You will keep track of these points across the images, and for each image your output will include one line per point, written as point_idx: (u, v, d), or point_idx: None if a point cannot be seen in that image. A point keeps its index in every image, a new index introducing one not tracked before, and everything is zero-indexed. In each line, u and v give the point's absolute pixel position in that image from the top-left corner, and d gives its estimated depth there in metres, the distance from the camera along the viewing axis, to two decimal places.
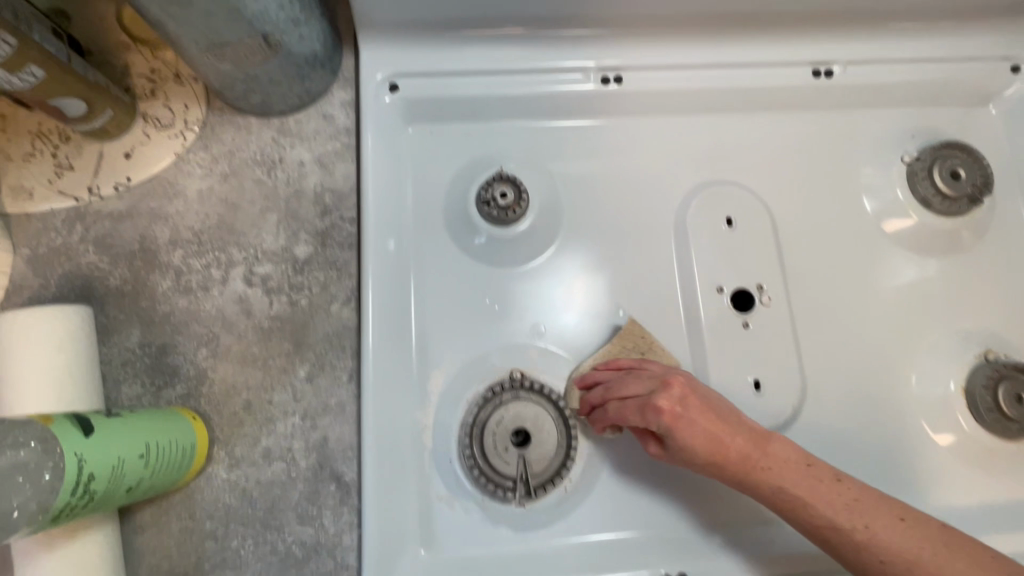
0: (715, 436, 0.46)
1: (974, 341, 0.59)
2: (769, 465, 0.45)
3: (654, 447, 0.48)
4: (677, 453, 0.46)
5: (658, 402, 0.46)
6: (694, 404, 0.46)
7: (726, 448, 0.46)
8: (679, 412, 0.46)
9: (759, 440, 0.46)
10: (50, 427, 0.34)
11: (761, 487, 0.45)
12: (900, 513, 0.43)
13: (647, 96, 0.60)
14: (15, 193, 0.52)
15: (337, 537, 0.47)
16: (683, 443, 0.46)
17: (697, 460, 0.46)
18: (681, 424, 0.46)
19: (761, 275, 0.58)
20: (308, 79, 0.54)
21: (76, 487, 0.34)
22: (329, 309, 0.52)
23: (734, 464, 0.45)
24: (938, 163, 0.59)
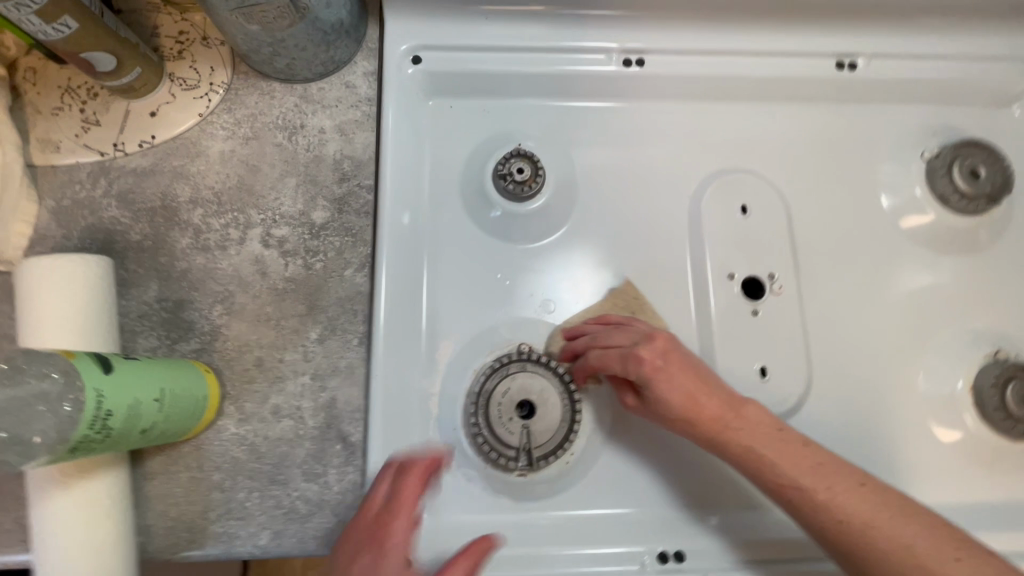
0: (692, 392, 0.47)
1: (984, 340, 0.58)
2: (740, 426, 0.47)
3: (631, 398, 0.50)
4: (652, 405, 0.48)
5: (638, 352, 0.48)
6: (676, 359, 0.48)
7: (698, 403, 0.47)
8: (658, 364, 0.48)
9: (731, 401, 0.48)
10: (73, 361, 0.35)
11: (725, 442, 0.47)
12: (865, 484, 0.46)
13: (667, 80, 0.60)
14: (43, 145, 0.53)
15: (340, 496, 0.48)
16: (657, 394, 0.47)
17: (669, 413, 0.48)
18: (657, 375, 0.47)
19: (773, 264, 0.58)
20: (333, 47, 0.54)
21: (94, 422, 0.35)
22: (342, 274, 0.53)
23: (702, 420, 0.47)
24: (957, 161, 0.59)
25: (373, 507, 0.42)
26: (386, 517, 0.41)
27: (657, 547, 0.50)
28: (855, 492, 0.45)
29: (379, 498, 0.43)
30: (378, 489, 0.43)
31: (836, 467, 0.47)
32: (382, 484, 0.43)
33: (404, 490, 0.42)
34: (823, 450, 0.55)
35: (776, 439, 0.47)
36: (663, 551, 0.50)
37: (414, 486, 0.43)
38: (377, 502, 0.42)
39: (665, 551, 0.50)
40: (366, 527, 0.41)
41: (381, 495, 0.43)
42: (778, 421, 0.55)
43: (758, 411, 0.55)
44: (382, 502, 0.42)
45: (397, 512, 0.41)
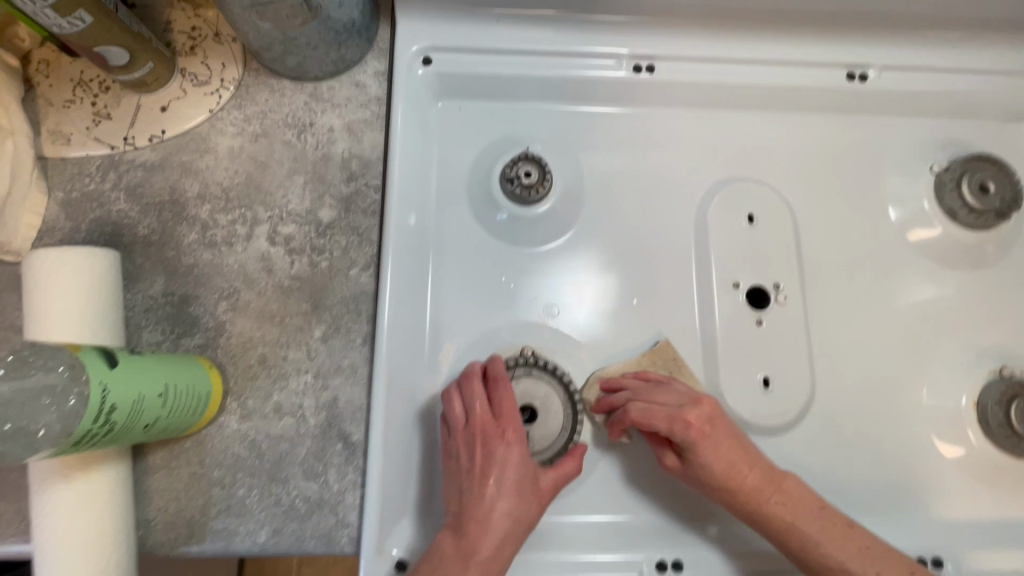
0: (736, 461, 0.48)
1: (989, 357, 0.58)
2: (773, 493, 0.48)
3: (671, 459, 0.49)
4: (695, 470, 0.48)
5: (688, 417, 0.48)
6: (720, 425, 0.48)
7: (741, 472, 0.48)
8: (705, 431, 0.48)
9: (769, 469, 0.48)
10: (79, 355, 0.35)
11: (759, 508, 0.48)
12: (908, 567, 0.46)
13: (677, 87, 0.60)
14: (53, 137, 0.54)
15: (339, 495, 0.48)
16: (703, 460, 0.47)
17: (712, 480, 0.48)
18: (706, 443, 0.47)
19: (779, 274, 0.58)
20: (344, 46, 0.54)
21: (98, 417, 0.35)
22: (348, 273, 0.53)
23: (744, 487, 0.48)
24: (967, 175, 0.58)
25: (477, 413, 0.46)
26: (495, 422, 0.46)
27: (653, 556, 0.50)
28: (853, 549, 0.47)
29: (480, 408, 0.47)
30: (476, 401, 0.47)
31: (882, 549, 0.47)
32: (477, 395, 0.47)
33: (504, 399, 0.47)
34: (824, 462, 0.55)
35: (818, 516, 0.47)
36: (659, 560, 0.50)
37: (510, 393, 0.48)
38: (481, 411, 0.47)
39: (662, 559, 0.50)
40: (477, 434, 0.46)
41: (481, 405, 0.47)
42: (779, 432, 0.55)
43: (760, 421, 0.55)
44: (485, 412, 0.47)
45: (503, 416, 0.46)
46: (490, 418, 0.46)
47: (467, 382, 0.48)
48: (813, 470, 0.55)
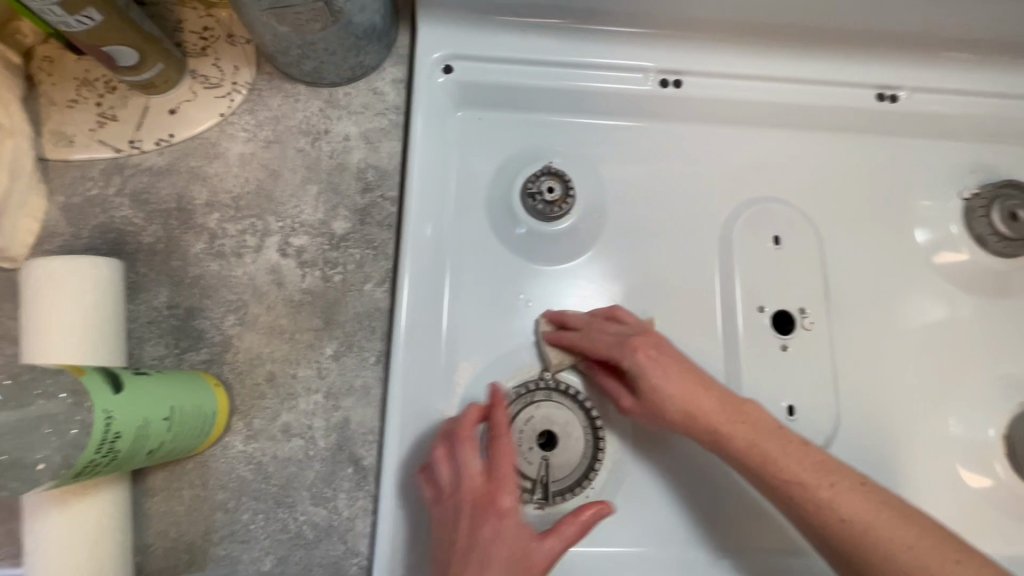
0: (686, 384, 0.45)
1: (1015, 388, 0.57)
2: (747, 424, 0.44)
3: (625, 395, 0.48)
4: (644, 400, 0.46)
5: (634, 341, 0.46)
6: (669, 347, 0.46)
7: (700, 409, 0.45)
8: (654, 354, 0.46)
9: (739, 403, 0.45)
10: (82, 380, 0.33)
11: (730, 440, 0.44)
12: (864, 483, 0.43)
13: (702, 103, 0.58)
14: (55, 138, 0.51)
15: (349, 522, 0.46)
16: (649, 386, 0.45)
17: (664, 406, 0.45)
18: (651, 365, 0.45)
19: (804, 298, 0.57)
20: (363, 52, 0.52)
21: (100, 446, 0.33)
22: (361, 288, 0.50)
23: (702, 423, 0.45)
24: (998, 202, 0.57)
25: (471, 474, 0.41)
26: (485, 487, 0.41)
27: None
28: (858, 490, 0.42)
29: (473, 466, 0.41)
30: (468, 457, 0.42)
31: (839, 467, 0.44)
32: (470, 450, 0.42)
33: (501, 451, 0.42)
34: None
35: (778, 437, 0.44)
36: None
37: (508, 446, 0.42)
38: (474, 469, 0.41)
39: None
40: (465, 502, 0.40)
41: (474, 463, 0.42)
42: None
43: None
44: (479, 471, 0.41)
45: (498, 475, 0.41)
46: (485, 479, 0.41)
47: (462, 433, 0.43)
48: None
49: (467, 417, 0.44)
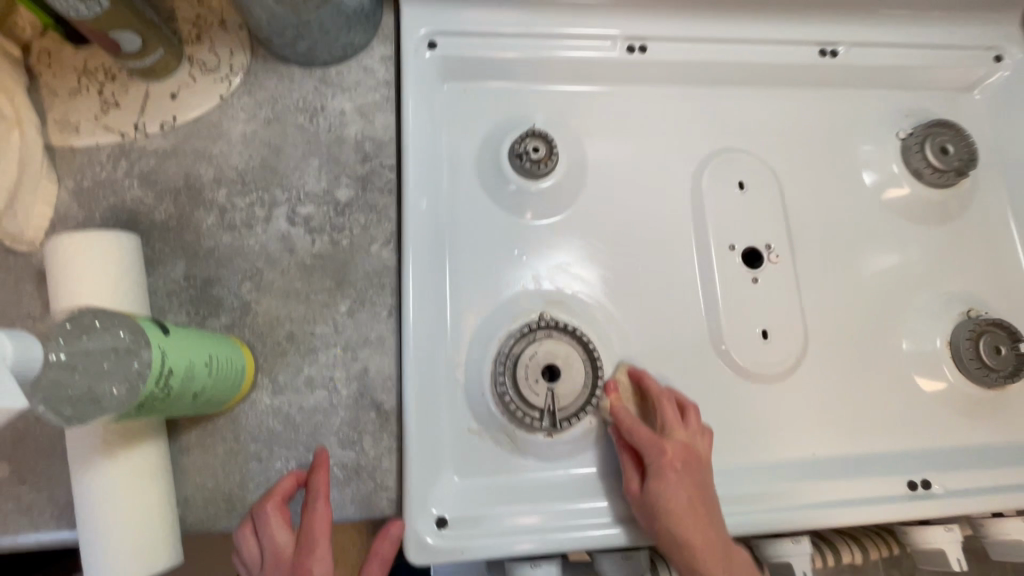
0: (691, 506, 0.48)
1: (957, 302, 0.64)
2: (720, 551, 0.47)
3: (634, 483, 0.50)
4: (647, 497, 0.49)
5: (668, 445, 0.49)
6: (698, 464, 0.50)
7: (691, 525, 0.48)
8: (683, 463, 0.49)
9: (723, 540, 0.48)
10: (137, 320, 0.35)
11: (700, 562, 0.47)
12: None
13: (667, 65, 0.64)
14: (61, 126, 0.53)
15: (376, 461, 0.50)
16: (661, 488, 0.48)
17: (661, 515, 0.48)
18: (674, 473, 0.48)
19: (770, 235, 0.63)
20: (353, 31, 0.56)
21: (162, 378, 0.35)
22: (369, 249, 0.54)
23: (685, 539, 0.47)
24: (929, 139, 0.65)
25: (280, 546, 0.44)
26: (291, 559, 0.43)
27: None
28: None
29: (283, 536, 0.44)
30: (279, 529, 0.44)
31: None
32: (279, 521, 0.45)
33: (313, 519, 0.44)
34: (820, 404, 0.60)
35: None
36: None
37: (322, 512, 0.45)
38: (285, 540, 0.44)
39: None
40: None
41: (285, 531, 0.45)
42: (779, 379, 0.60)
43: (760, 370, 0.59)
44: (291, 539, 0.45)
45: (309, 545, 0.44)
46: (295, 549, 0.44)
47: (272, 506, 0.45)
48: (810, 412, 0.60)
49: (279, 489, 0.45)
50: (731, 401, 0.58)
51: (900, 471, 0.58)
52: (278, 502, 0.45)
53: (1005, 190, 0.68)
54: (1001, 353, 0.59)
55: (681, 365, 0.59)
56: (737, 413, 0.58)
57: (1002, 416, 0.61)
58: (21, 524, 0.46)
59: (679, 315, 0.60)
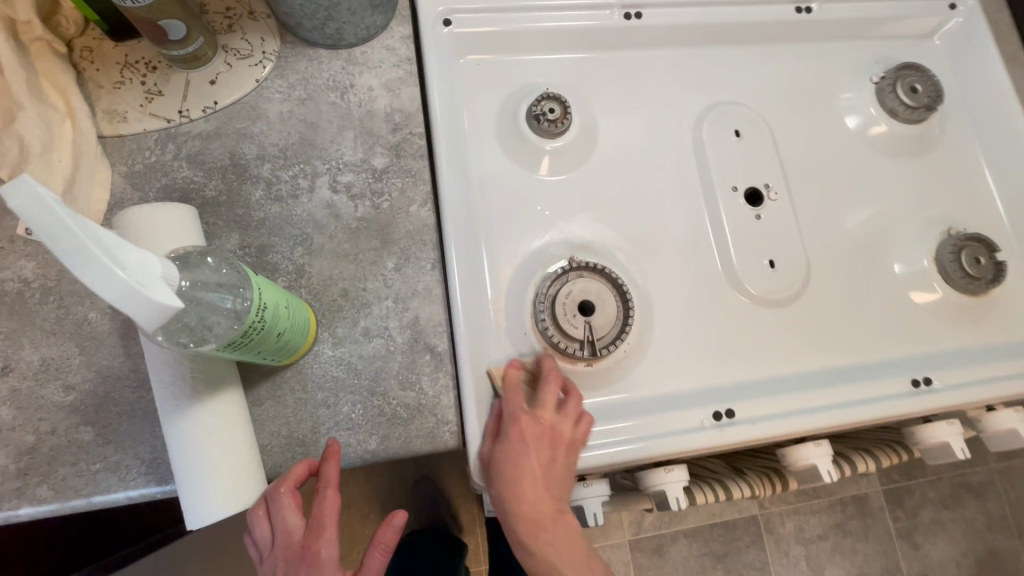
0: (535, 472, 0.53)
1: (937, 224, 0.71)
2: (542, 515, 0.53)
3: (485, 446, 0.54)
4: (495, 458, 0.53)
5: (530, 422, 0.53)
6: (553, 446, 0.53)
7: (525, 491, 0.53)
8: (534, 440, 0.53)
9: (552, 509, 0.54)
10: (234, 261, 0.40)
11: (518, 520, 0.53)
12: None
13: (662, 29, 0.70)
14: (110, 116, 0.57)
15: (435, 399, 0.54)
16: (504, 453, 0.52)
17: (501, 475, 0.52)
18: (522, 446, 0.52)
19: (768, 176, 0.68)
20: (376, 11, 0.60)
21: (259, 310, 0.39)
22: (408, 210, 0.59)
23: (509, 500, 0.52)
24: (900, 81, 0.71)
25: (291, 530, 0.45)
26: (301, 545, 0.45)
27: (711, 410, 0.60)
28: None
29: (293, 520, 0.45)
30: (288, 514, 0.45)
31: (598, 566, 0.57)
32: (290, 505, 0.45)
33: (323, 505, 0.46)
34: (826, 323, 0.66)
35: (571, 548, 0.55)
36: (716, 412, 0.60)
37: (333, 500, 0.46)
38: (295, 524, 0.45)
39: (717, 411, 0.60)
40: (281, 561, 0.44)
41: (295, 516, 0.45)
42: (788, 303, 0.66)
43: (770, 296, 0.65)
44: (300, 524, 0.45)
45: (318, 530, 0.45)
46: (304, 532, 0.45)
47: (285, 489, 0.46)
48: (818, 331, 0.66)
49: (292, 474, 0.46)
50: (746, 326, 0.64)
51: (902, 374, 0.65)
52: (290, 487, 0.46)
53: (969, 123, 0.76)
54: (981, 263, 0.67)
55: (699, 298, 0.64)
56: (751, 336, 0.64)
57: (984, 321, 0.68)
58: (110, 482, 0.49)
59: (693, 254, 0.66)
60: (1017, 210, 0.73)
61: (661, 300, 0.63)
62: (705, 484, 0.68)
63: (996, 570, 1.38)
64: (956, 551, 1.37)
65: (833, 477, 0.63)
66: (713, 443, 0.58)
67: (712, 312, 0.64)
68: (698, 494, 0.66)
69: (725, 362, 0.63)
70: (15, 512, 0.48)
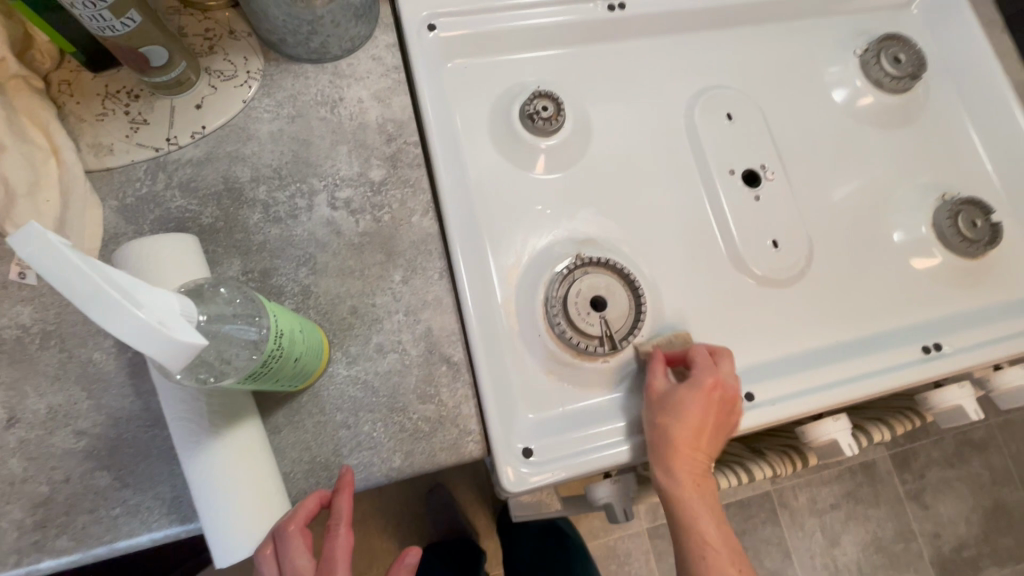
0: (706, 423, 0.53)
1: (931, 190, 0.72)
2: (699, 461, 0.54)
3: (660, 384, 0.55)
4: (671, 395, 0.53)
5: (719, 378, 0.54)
6: (734, 410, 0.55)
7: (689, 434, 0.53)
8: (724, 399, 0.54)
9: (704, 463, 0.54)
10: (246, 288, 0.39)
11: (676, 463, 0.53)
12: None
13: (646, 18, 0.70)
14: (96, 150, 0.55)
15: (456, 409, 0.53)
16: (686, 397, 0.52)
17: (676, 411, 0.53)
18: (708, 394, 0.53)
19: (763, 156, 0.69)
20: (360, 21, 0.59)
21: (276, 337, 0.39)
22: (411, 221, 0.58)
23: (675, 442, 0.53)
24: (883, 52, 0.72)
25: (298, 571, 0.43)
26: None
27: None
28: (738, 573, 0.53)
29: (303, 561, 0.43)
30: (298, 553, 0.43)
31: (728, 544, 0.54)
32: (300, 545, 0.43)
33: (334, 545, 0.44)
34: (832, 297, 0.66)
35: (709, 509, 0.54)
36: None
37: (344, 539, 0.45)
38: (304, 565, 0.43)
39: (737, 395, 0.60)
40: None
41: (304, 557, 0.43)
42: (795, 281, 0.66)
43: (777, 276, 0.65)
44: (309, 564, 0.44)
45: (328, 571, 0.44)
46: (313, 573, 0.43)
47: (294, 527, 0.44)
48: (826, 306, 0.66)
49: (303, 510, 0.44)
50: (756, 307, 0.65)
51: (911, 342, 0.66)
52: (300, 524, 0.44)
53: (952, 88, 0.77)
54: (977, 226, 0.68)
55: (707, 284, 0.64)
56: (761, 317, 0.64)
57: (983, 282, 0.70)
58: (132, 526, 0.48)
59: (697, 239, 0.66)
60: (1006, 170, 0.74)
61: (671, 291, 0.63)
62: (727, 470, 0.68)
63: (1005, 523, 1.41)
64: (966, 508, 1.40)
65: (855, 450, 0.64)
66: (735, 428, 0.59)
67: (721, 298, 0.64)
68: (722, 480, 0.66)
69: (739, 347, 0.63)
70: (35, 567, 0.47)
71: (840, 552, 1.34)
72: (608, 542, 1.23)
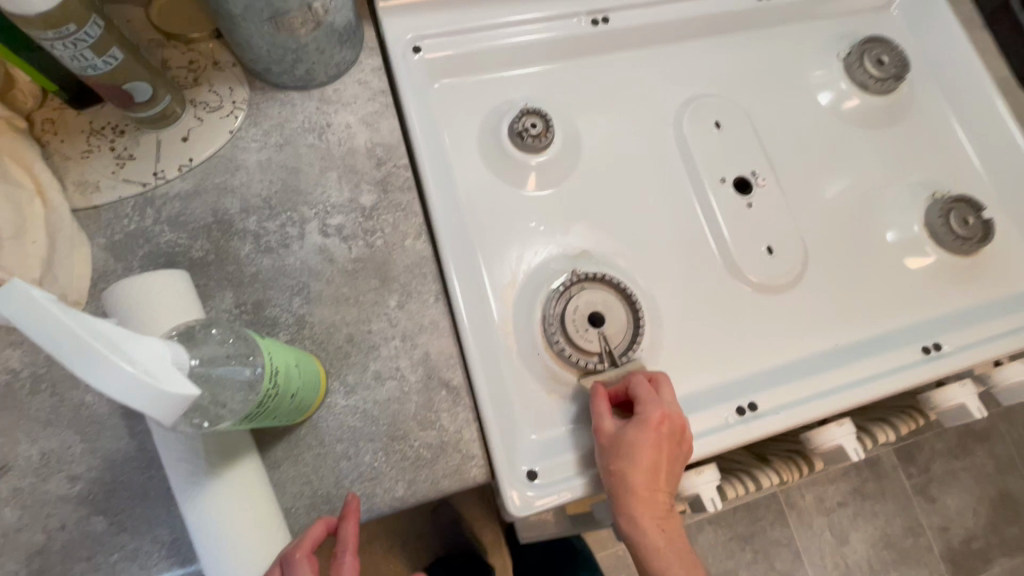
0: (649, 465, 0.51)
1: (921, 189, 0.72)
2: (659, 503, 0.52)
3: (606, 426, 0.53)
4: (620, 438, 0.52)
5: (648, 419, 0.51)
6: (684, 440, 0.53)
7: (640, 478, 0.51)
8: (670, 434, 0.52)
9: (666, 502, 0.53)
10: (238, 327, 0.38)
11: (637, 508, 0.51)
12: None
13: (631, 30, 0.70)
14: (81, 187, 0.54)
15: (458, 434, 0.53)
16: (636, 438, 0.51)
17: (620, 455, 0.51)
18: (646, 436, 0.51)
19: (753, 163, 0.69)
20: (344, 47, 0.59)
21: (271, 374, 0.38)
22: (403, 244, 0.57)
23: (631, 485, 0.51)
24: (866, 54, 0.73)
25: None
26: None
27: (735, 406, 0.60)
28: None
29: None
30: None
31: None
32: (308, 571, 0.42)
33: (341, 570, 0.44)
34: (830, 301, 0.66)
35: (673, 545, 0.53)
36: (740, 407, 0.60)
37: (350, 564, 0.45)
38: None
39: (741, 405, 0.60)
40: None
41: None
42: (792, 285, 0.66)
43: (773, 282, 0.65)
44: None
45: None
46: None
47: (303, 554, 0.42)
48: (824, 310, 0.66)
49: (310, 536, 0.43)
50: (756, 314, 0.64)
51: (911, 343, 0.66)
52: (307, 551, 0.43)
53: (937, 87, 0.77)
54: (969, 223, 0.68)
55: (705, 294, 0.64)
56: (761, 326, 0.64)
57: (977, 279, 0.70)
58: (131, 570, 0.47)
59: (693, 249, 0.66)
60: (993, 165, 0.75)
61: (670, 302, 0.63)
62: (734, 479, 0.68)
63: (1012, 512, 1.41)
64: (973, 500, 1.40)
65: (860, 454, 0.64)
66: (740, 438, 0.58)
67: (721, 308, 0.64)
68: (728, 490, 0.66)
69: (739, 356, 0.63)
70: None
71: (850, 550, 1.33)
72: (616, 552, 1.21)
